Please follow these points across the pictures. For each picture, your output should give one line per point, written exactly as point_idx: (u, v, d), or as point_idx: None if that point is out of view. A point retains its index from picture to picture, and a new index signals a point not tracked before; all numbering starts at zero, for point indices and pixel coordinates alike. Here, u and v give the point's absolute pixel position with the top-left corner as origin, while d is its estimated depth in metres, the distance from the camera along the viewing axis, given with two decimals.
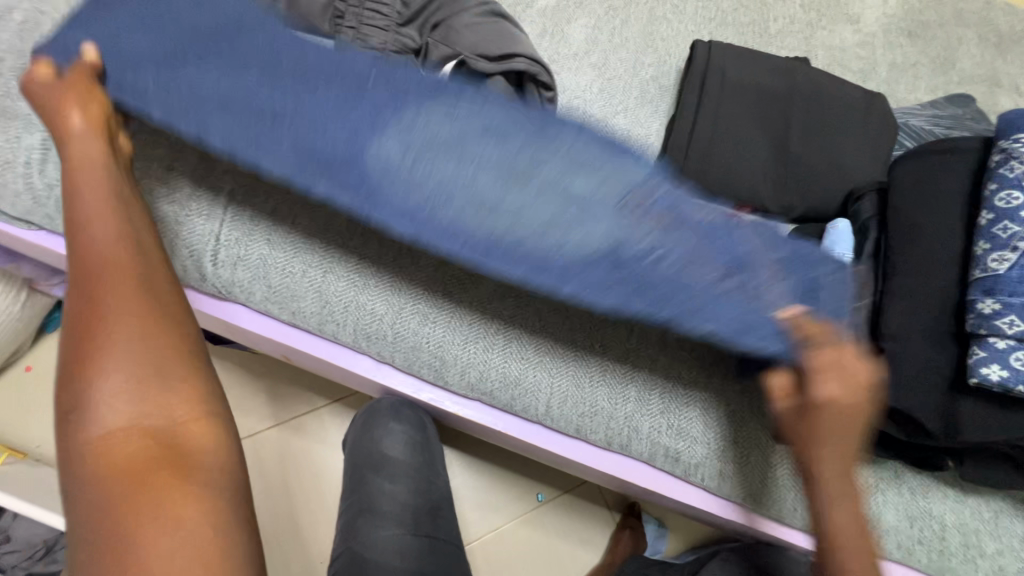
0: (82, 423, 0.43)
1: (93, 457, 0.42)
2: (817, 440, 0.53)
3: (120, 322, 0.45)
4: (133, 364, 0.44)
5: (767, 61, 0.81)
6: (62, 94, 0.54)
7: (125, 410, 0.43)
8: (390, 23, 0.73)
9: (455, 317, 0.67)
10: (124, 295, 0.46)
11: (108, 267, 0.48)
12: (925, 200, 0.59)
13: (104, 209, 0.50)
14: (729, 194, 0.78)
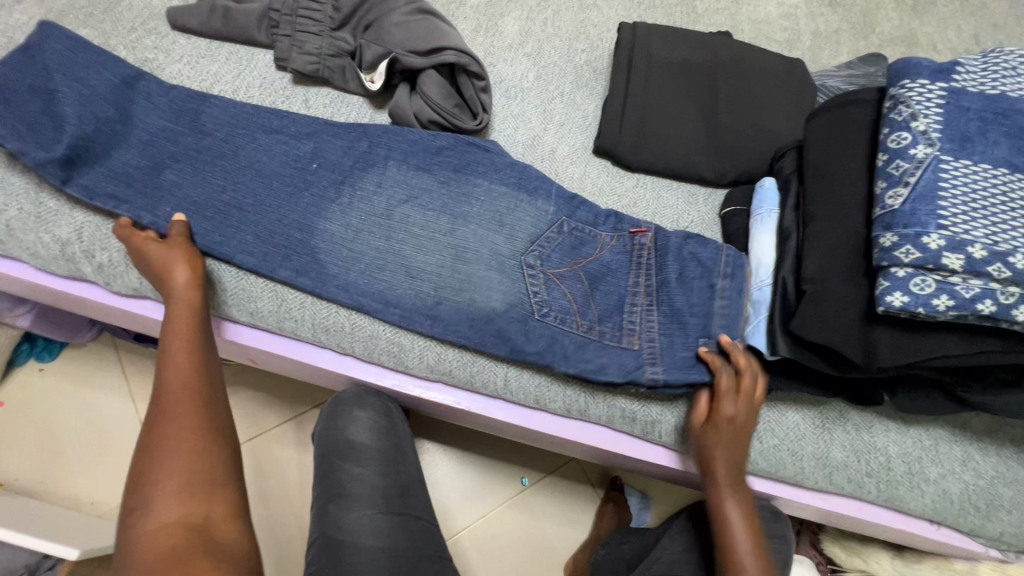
0: (132, 515, 0.49)
1: (138, 541, 0.47)
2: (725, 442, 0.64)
3: (186, 438, 0.54)
4: (184, 472, 0.52)
5: (689, 38, 0.86)
6: (161, 251, 0.65)
7: (170, 503, 0.49)
8: (324, 27, 0.77)
9: (408, 303, 0.69)
10: (191, 420, 0.56)
11: (180, 397, 0.57)
12: (833, 151, 0.63)
13: (188, 355, 0.61)
14: (665, 166, 0.82)
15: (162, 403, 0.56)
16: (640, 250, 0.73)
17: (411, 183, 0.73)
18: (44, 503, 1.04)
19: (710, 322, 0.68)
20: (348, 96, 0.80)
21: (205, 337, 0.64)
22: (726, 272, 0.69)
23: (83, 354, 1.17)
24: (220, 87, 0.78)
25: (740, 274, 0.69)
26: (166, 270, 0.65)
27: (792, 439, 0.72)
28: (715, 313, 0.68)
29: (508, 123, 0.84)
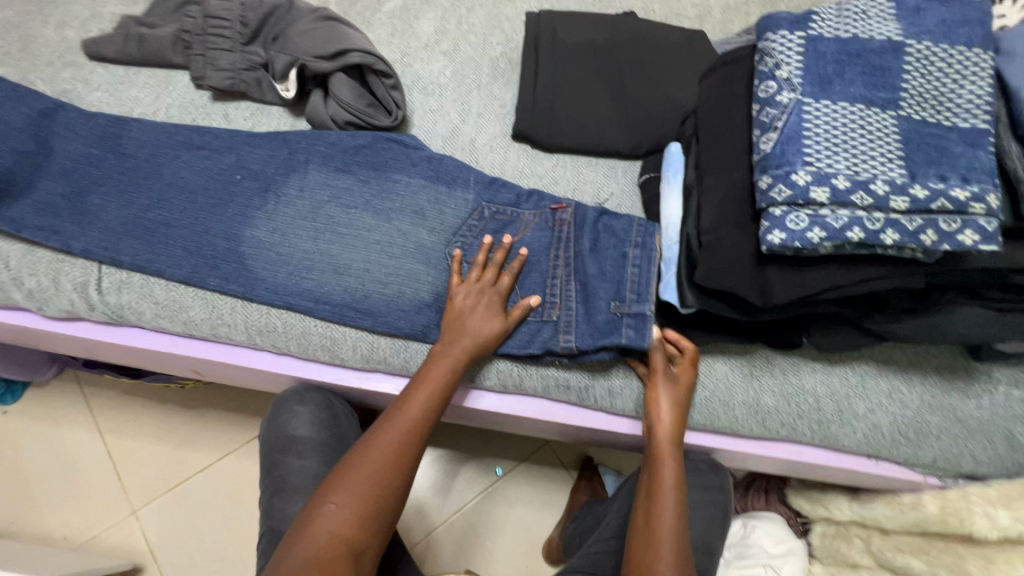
0: (316, 510, 0.54)
1: (309, 533, 0.53)
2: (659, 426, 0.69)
3: (387, 469, 0.57)
4: (365, 499, 0.55)
5: (593, 21, 0.89)
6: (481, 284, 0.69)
7: (348, 512, 0.54)
8: (235, 43, 0.79)
9: (336, 298, 0.71)
10: (404, 449, 0.59)
11: (409, 431, 0.60)
12: (719, 109, 0.67)
13: (432, 393, 0.63)
14: (581, 143, 0.85)
15: (391, 430, 0.59)
16: (560, 223, 0.74)
17: (331, 178, 0.75)
18: (14, 540, 1.04)
19: (624, 287, 0.69)
20: (268, 107, 0.82)
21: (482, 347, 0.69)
22: (637, 241, 0.71)
23: (46, 392, 1.18)
24: (141, 110, 0.81)
25: (650, 241, 0.71)
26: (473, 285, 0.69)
27: (722, 390, 0.75)
28: (630, 279, 0.70)
29: (427, 118, 0.87)
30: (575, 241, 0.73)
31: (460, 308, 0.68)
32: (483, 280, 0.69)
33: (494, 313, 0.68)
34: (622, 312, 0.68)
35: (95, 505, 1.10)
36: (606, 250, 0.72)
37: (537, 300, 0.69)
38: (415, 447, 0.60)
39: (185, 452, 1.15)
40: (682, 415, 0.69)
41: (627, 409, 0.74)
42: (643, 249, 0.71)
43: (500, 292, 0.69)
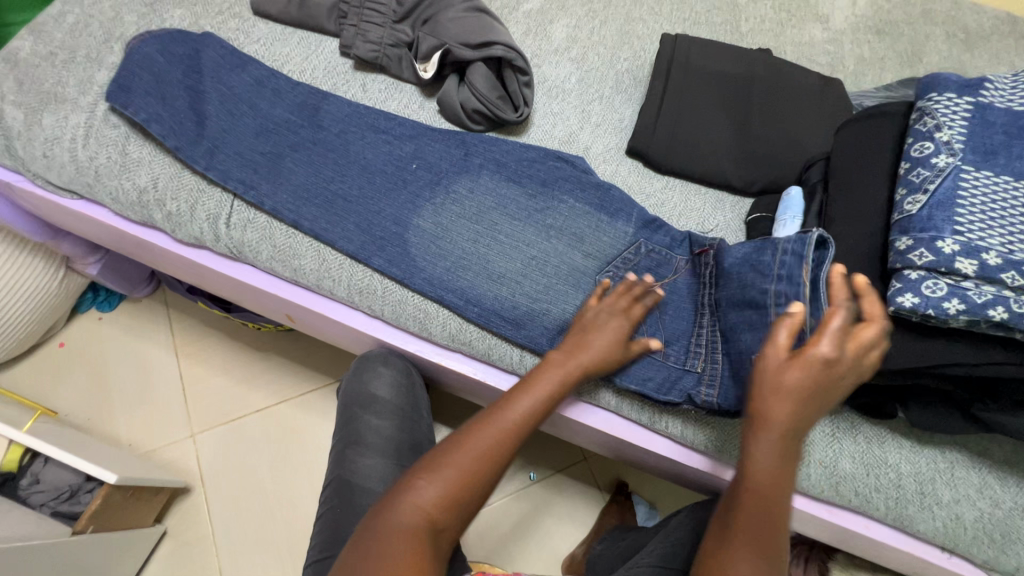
0: (407, 487, 0.54)
1: (396, 508, 0.52)
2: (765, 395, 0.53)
3: (480, 466, 0.56)
4: (456, 489, 0.54)
5: (728, 52, 0.89)
6: (615, 310, 0.69)
7: (433, 500, 0.53)
8: (387, 20, 0.84)
9: (435, 277, 0.74)
10: (496, 450, 0.57)
11: (505, 434, 0.58)
12: (859, 160, 0.65)
13: (534, 401, 0.62)
14: (693, 170, 0.85)
15: (490, 428, 0.58)
16: (703, 267, 0.75)
17: (454, 163, 0.80)
18: (89, 435, 1.12)
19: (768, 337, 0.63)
20: (401, 83, 0.86)
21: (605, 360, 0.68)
22: (782, 273, 0.62)
23: (137, 308, 1.27)
24: (290, 67, 0.86)
25: (797, 272, 0.61)
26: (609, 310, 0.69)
27: None
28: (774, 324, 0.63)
29: (547, 119, 0.89)
30: (717, 287, 0.71)
31: (601, 327, 0.68)
32: (629, 308, 0.70)
33: (624, 340, 0.68)
34: None
35: (162, 420, 1.18)
36: (737, 291, 0.67)
37: (657, 342, 0.69)
38: (507, 450, 0.58)
39: (248, 391, 1.21)
40: (810, 396, 0.51)
41: (700, 441, 0.73)
42: (787, 283, 0.61)
43: (627, 318, 0.69)
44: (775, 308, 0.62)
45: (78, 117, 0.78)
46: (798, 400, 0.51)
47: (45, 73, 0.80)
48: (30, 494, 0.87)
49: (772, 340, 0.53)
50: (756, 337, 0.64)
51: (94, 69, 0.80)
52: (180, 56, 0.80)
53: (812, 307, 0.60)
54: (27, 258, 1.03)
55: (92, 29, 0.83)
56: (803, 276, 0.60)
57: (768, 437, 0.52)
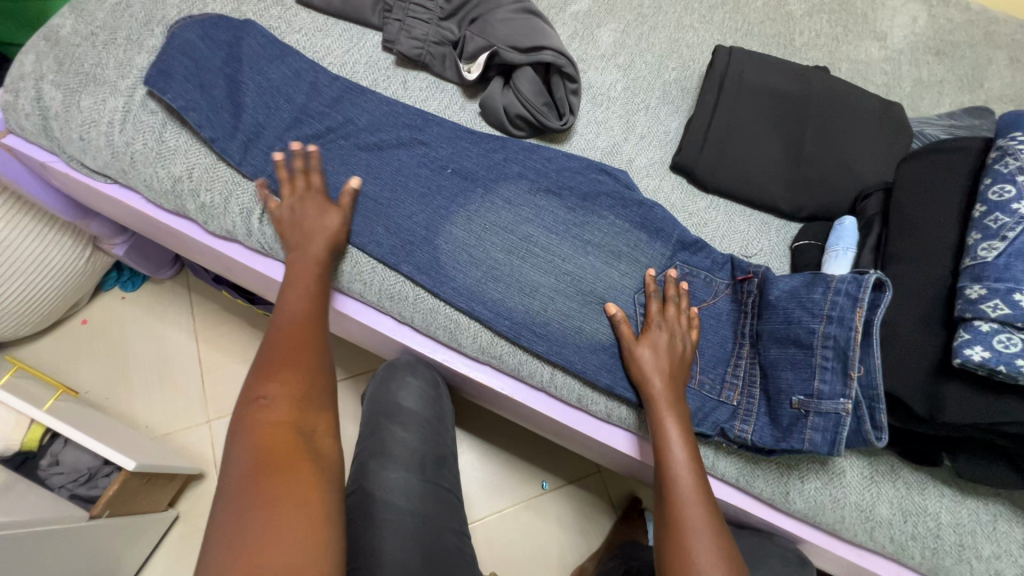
0: (248, 411, 0.52)
1: (249, 433, 0.50)
2: (647, 371, 0.66)
3: (303, 358, 0.57)
4: (299, 380, 0.55)
5: (783, 68, 0.86)
6: (667, 319, 0.69)
7: (276, 407, 0.52)
8: (433, 16, 0.82)
9: (467, 288, 0.72)
10: (313, 339, 0.60)
11: (314, 323, 0.62)
12: (926, 197, 0.62)
13: (301, 291, 0.65)
14: (739, 191, 0.81)
15: (296, 328, 0.61)
16: (745, 294, 0.72)
17: (494, 168, 0.78)
18: (106, 415, 1.12)
19: (812, 380, 0.61)
20: (443, 83, 0.84)
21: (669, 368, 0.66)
22: (831, 315, 0.60)
23: (159, 289, 1.27)
24: (331, 60, 0.84)
25: (848, 316, 0.59)
26: (658, 317, 0.69)
27: (836, 485, 0.70)
28: (819, 366, 0.60)
29: (590, 128, 0.86)
30: (759, 319, 0.68)
31: (658, 357, 0.67)
32: (669, 321, 0.69)
33: (680, 361, 0.67)
34: (807, 409, 0.61)
35: (179, 404, 1.18)
36: (781, 326, 0.64)
37: (357, 179, 0.73)
38: (317, 334, 0.61)
39: None
40: (672, 370, 0.66)
41: (732, 474, 0.71)
42: (838, 326, 0.59)
43: (318, 192, 0.72)
44: (822, 351, 0.60)
45: (116, 101, 0.76)
46: (659, 373, 0.66)
47: (85, 53, 0.78)
48: (49, 476, 0.87)
49: (619, 335, 0.69)
50: (797, 377, 0.62)
51: (134, 52, 0.79)
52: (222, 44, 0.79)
53: (861, 355, 0.58)
54: (57, 236, 1.03)
55: (134, 11, 0.82)
56: (855, 321, 0.58)
57: (672, 432, 0.63)
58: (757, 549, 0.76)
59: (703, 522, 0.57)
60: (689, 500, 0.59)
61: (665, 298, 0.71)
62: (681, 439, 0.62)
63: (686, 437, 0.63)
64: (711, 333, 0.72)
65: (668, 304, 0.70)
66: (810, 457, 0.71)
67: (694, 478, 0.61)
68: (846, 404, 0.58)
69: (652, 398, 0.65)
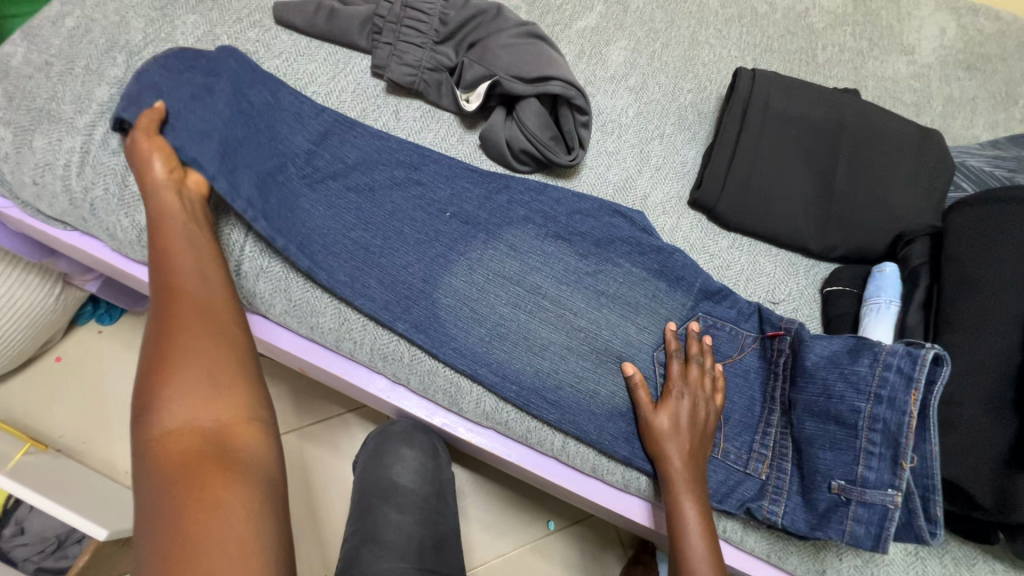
0: (141, 426, 0.44)
1: (149, 452, 0.43)
2: (666, 444, 0.60)
3: (196, 341, 0.49)
4: (210, 360, 0.48)
5: (812, 92, 0.79)
6: (690, 383, 0.63)
7: (178, 410, 0.45)
8: (427, 40, 0.74)
9: (468, 348, 0.65)
10: (206, 312, 0.52)
11: (217, 292, 0.54)
12: (986, 253, 0.55)
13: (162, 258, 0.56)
14: (766, 230, 0.75)
15: (182, 303, 0.52)
16: (776, 353, 0.65)
17: (497, 210, 0.70)
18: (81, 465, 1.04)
19: (856, 463, 0.54)
20: (439, 112, 0.76)
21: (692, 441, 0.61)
22: (878, 392, 0.53)
23: (139, 323, 1.19)
24: (314, 88, 0.76)
25: (900, 395, 0.52)
26: (677, 378, 0.63)
27: (876, 564, 0.63)
28: (863, 449, 0.54)
29: (601, 160, 0.78)
30: (791, 384, 0.62)
31: (678, 429, 0.60)
32: (693, 385, 0.62)
33: (703, 431, 0.61)
34: (848, 496, 0.54)
35: None
36: (819, 399, 0.57)
37: (160, 104, 0.66)
38: (213, 305, 0.53)
39: None
40: (694, 445, 0.60)
41: (763, 550, 0.64)
42: (889, 408, 0.52)
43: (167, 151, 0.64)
44: (867, 431, 0.54)
45: (73, 140, 0.68)
46: (680, 448, 0.60)
47: (38, 86, 0.70)
48: (13, 548, 0.80)
49: (637, 402, 0.63)
50: (837, 459, 0.55)
51: (94, 84, 0.71)
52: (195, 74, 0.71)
53: (915, 441, 0.51)
54: (22, 276, 0.96)
55: (93, 36, 0.73)
56: (908, 403, 0.51)
57: (691, 518, 0.57)
58: None
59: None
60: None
61: (689, 357, 0.64)
62: (698, 523, 0.57)
63: (705, 523, 0.57)
64: (737, 396, 0.65)
65: (690, 364, 0.64)
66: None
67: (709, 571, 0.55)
68: (896, 497, 0.51)
69: (668, 476, 0.59)
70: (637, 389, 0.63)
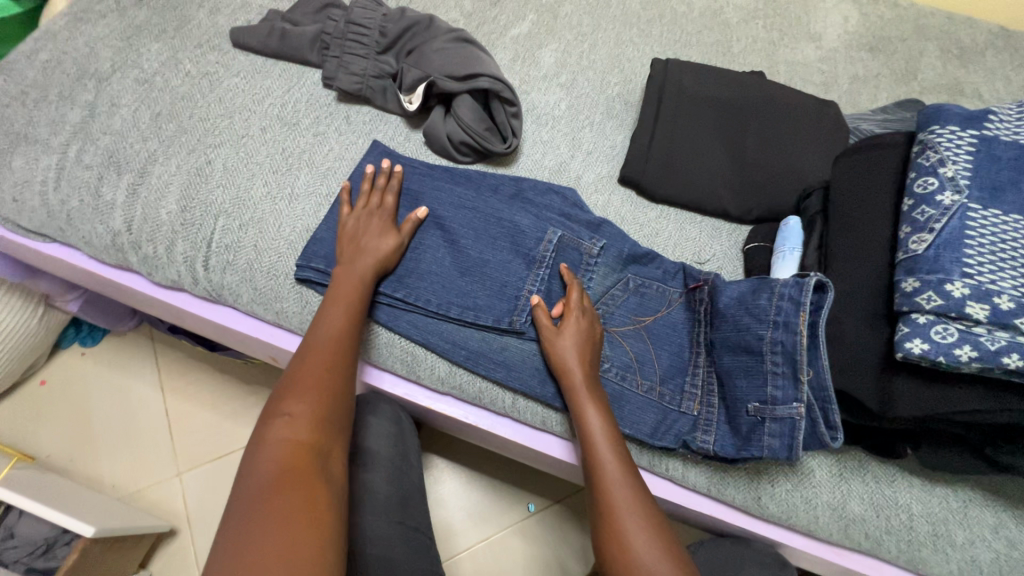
0: (264, 429, 0.52)
1: (265, 452, 0.50)
2: (566, 357, 0.65)
3: (315, 381, 0.56)
4: (317, 405, 0.54)
5: (719, 76, 0.88)
6: (581, 313, 0.68)
7: (298, 425, 0.52)
8: (370, 51, 0.82)
9: (420, 319, 0.71)
10: (331, 369, 0.58)
11: (333, 343, 0.61)
12: (859, 196, 0.63)
13: (351, 314, 0.64)
14: (690, 198, 0.81)
15: (318, 351, 0.59)
16: (698, 302, 0.72)
17: (441, 195, 0.77)
18: (69, 479, 1.08)
19: (765, 385, 0.61)
20: (387, 115, 0.84)
21: (590, 363, 0.66)
22: (776, 321, 0.60)
23: (121, 343, 1.24)
24: (271, 100, 0.82)
25: (793, 320, 0.59)
26: (573, 312, 0.67)
27: (804, 487, 0.69)
28: (770, 372, 0.61)
29: (536, 148, 0.86)
30: (712, 327, 0.68)
31: (576, 341, 0.66)
32: (572, 326, 0.66)
33: (590, 366, 0.65)
34: (764, 415, 0.61)
35: (146, 461, 1.14)
36: (732, 334, 0.64)
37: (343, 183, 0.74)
38: (346, 358, 0.60)
39: (234, 426, 1.17)
40: (591, 354, 0.66)
41: (706, 484, 0.70)
42: (784, 331, 0.59)
43: (376, 211, 0.73)
44: (771, 357, 0.61)
45: (50, 159, 0.75)
46: (579, 356, 0.65)
47: (16, 113, 0.77)
48: (4, 550, 0.84)
49: (545, 326, 0.67)
50: (751, 384, 0.62)
51: (66, 108, 0.78)
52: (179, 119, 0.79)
53: (808, 358, 0.58)
54: (5, 299, 1.00)
55: (65, 67, 0.81)
56: (799, 326, 0.58)
57: (592, 422, 0.62)
58: (734, 555, 0.75)
59: (635, 516, 0.56)
60: (625, 501, 0.57)
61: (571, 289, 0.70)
62: (601, 435, 0.61)
63: (609, 435, 0.61)
64: (669, 344, 0.71)
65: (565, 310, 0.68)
66: (777, 461, 0.70)
67: (626, 499, 0.57)
68: (799, 408, 0.58)
69: (572, 386, 0.64)
70: (542, 321, 0.68)
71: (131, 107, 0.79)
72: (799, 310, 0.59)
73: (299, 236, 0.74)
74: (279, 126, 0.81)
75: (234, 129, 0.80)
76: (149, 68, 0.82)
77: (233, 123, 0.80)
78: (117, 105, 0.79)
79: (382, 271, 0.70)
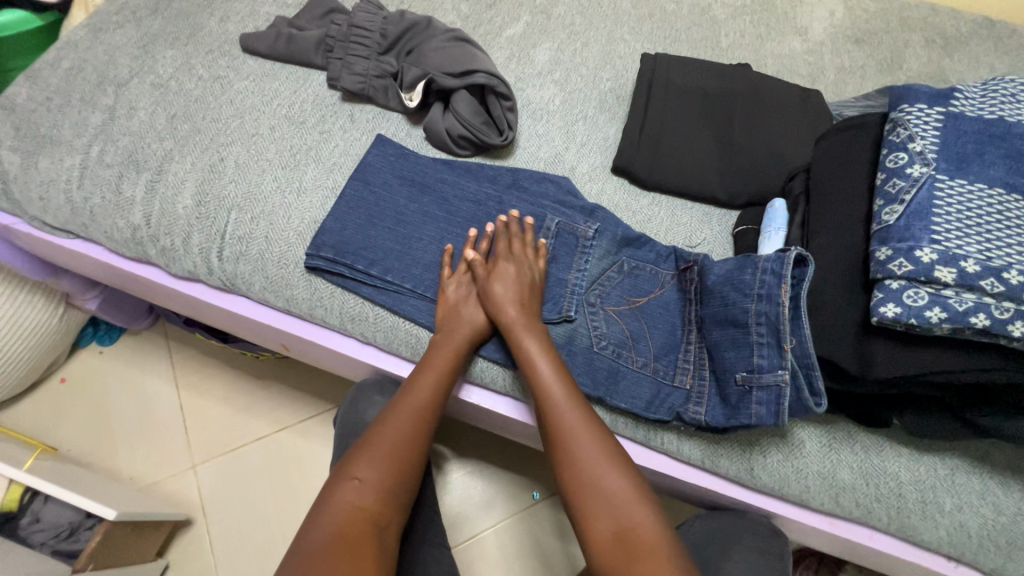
0: (336, 485, 0.59)
1: (333, 509, 0.56)
2: (496, 299, 0.70)
3: (392, 450, 0.62)
4: (385, 473, 0.60)
5: (707, 69, 0.92)
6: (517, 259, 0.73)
7: (366, 490, 0.58)
8: (372, 52, 0.87)
9: (423, 302, 0.75)
10: (406, 434, 0.63)
11: (416, 409, 0.65)
12: (838, 175, 0.66)
13: (440, 378, 0.68)
14: (680, 185, 0.85)
15: (401, 414, 0.65)
16: (688, 282, 0.75)
17: (441, 186, 0.80)
18: (90, 470, 1.12)
19: (751, 355, 0.64)
20: (388, 113, 0.88)
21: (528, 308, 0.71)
22: (760, 293, 0.63)
23: (137, 342, 1.28)
24: (279, 101, 0.87)
25: (776, 292, 0.62)
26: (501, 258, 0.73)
27: (795, 457, 0.72)
28: (756, 343, 0.64)
29: (532, 141, 0.90)
30: (701, 304, 0.71)
31: (505, 284, 0.71)
32: (501, 270, 0.72)
33: (523, 304, 0.71)
34: (751, 384, 0.64)
35: (162, 453, 1.18)
36: (720, 309, 0.67)
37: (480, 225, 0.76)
38: (423, 427, 0.65)
39: (246, 420, 1.21)
40: (522, 294, 0.71)
41: (701, 456, 0.73)
42: (768, 303, 0.62)
43: (486, 278, 0.74)
44: (756, 328, 0.64)
45: (73, 159, 0.80)
46: (509, 298, 0.70)
47: (41, 117, 0.82)
48: (31, 533, 0.89)
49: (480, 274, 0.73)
50: (738, 356, 0.65)
51: (87, 112, 0.83)
52: (193, 121, 0.83)
53: (791, 327, 0.61)
54: (28, 297, 1.05)
55: (86, 73, 0.86)
56: (781, 297, 0.61)
57: (534, 356, 0.67)
58: (730, 527, 0.77)
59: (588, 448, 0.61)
60: (577, 434, 0.62)
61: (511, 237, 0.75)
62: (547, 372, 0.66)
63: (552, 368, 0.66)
64: (662, 322, 0.74)
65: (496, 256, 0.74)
66: (768, 433, 0.73)
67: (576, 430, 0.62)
68: (784, 375, 0.61)
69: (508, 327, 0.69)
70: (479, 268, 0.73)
71: (148, 109, 0.84)
72: (781, 282, 0.62)
73: (307, 228, 0.78)
74: (286, 125, 0.85)
75: (245, 128, 0.84)
76: (164, 73, 0.87)
77: (244, 122, 0.84)
78: (135, 108, 0.84)
79: (476, 341, 0.72)
